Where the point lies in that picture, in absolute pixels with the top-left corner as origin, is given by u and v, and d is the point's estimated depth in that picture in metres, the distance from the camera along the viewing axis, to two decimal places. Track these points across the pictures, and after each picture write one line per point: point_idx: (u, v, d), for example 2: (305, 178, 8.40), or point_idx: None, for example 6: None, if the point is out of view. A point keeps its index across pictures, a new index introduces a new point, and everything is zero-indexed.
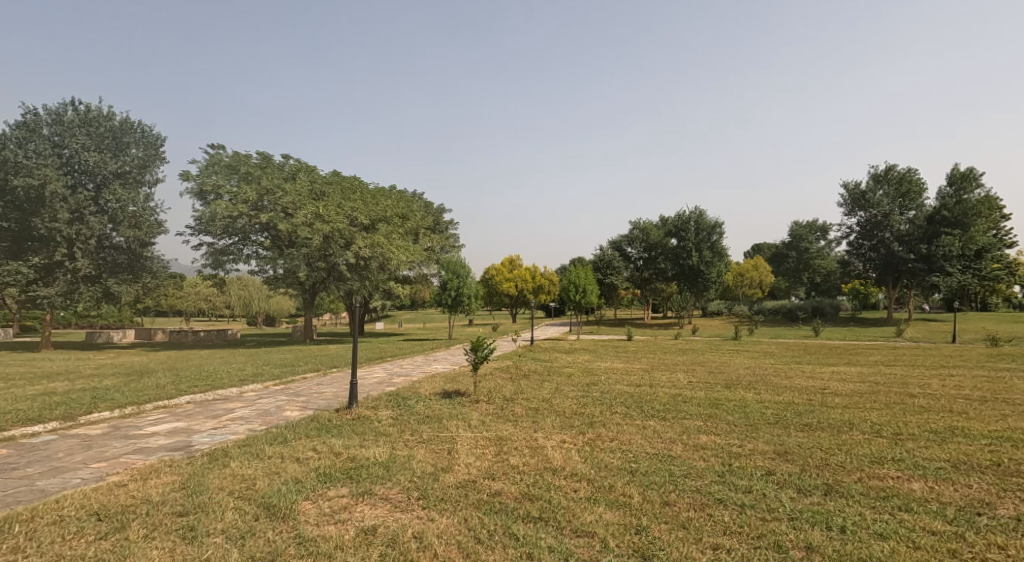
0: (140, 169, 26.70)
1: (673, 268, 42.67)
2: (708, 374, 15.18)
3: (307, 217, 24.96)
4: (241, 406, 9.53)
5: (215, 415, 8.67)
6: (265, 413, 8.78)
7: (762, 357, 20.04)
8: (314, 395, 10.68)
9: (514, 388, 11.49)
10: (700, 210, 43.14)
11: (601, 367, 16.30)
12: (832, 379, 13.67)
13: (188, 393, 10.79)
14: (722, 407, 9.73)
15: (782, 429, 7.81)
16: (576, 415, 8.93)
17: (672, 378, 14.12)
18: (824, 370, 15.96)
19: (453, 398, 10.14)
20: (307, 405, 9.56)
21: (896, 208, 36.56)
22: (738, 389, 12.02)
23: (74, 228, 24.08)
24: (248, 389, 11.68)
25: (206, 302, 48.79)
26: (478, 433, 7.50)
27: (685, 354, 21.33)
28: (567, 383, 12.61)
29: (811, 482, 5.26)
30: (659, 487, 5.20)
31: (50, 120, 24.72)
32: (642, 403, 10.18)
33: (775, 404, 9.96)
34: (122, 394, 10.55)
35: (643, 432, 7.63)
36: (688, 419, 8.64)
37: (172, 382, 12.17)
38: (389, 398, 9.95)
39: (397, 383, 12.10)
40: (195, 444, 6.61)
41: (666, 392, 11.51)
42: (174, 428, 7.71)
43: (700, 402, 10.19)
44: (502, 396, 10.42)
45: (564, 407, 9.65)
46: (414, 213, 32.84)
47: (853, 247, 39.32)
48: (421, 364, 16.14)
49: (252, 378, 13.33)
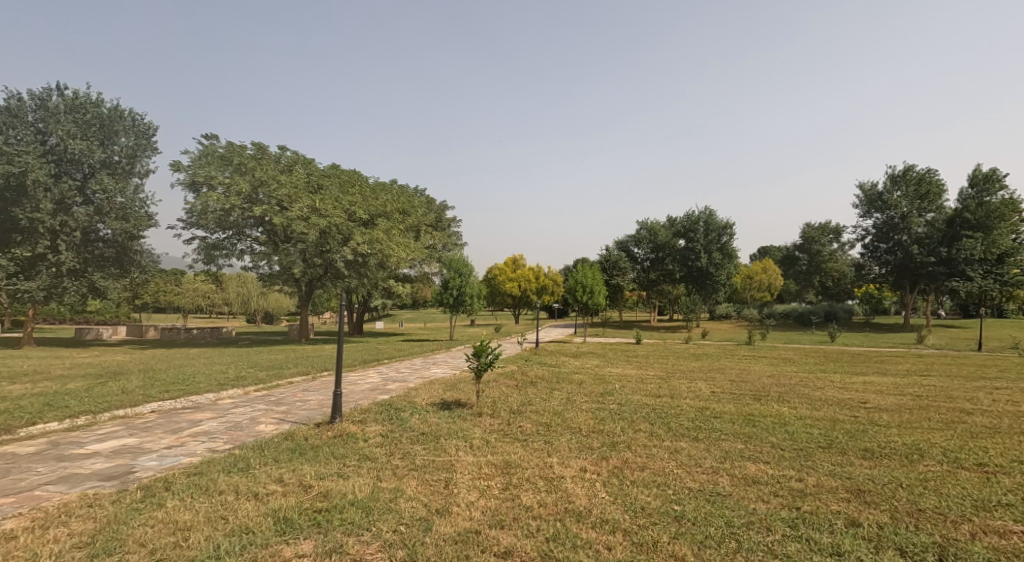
0: (129, 160, 25.81)
1: (682, 269, 41.42)
2: (730, 383, 13.97)
3: (303, 210, 23.72)
4: (209, 417, 8.32)
5: (177, 429, 7.46)
6: (234, 427, 7.57)
7: (782, 364, 18.74)
8: (298, 405, 9.46)
9: (521, 398, 10.26)
10: (710, 210, 41.90)
11: (613, 374, 15.10)
12: (869, 392, 12.42)
13: (155, 401, 9.53)
14: (761, 425, 8.47)
15: (841, 456, 6.62)
16: (595, 434, 7.73)
17: (694, 387, 12.86)
18: (854, 380, 14.70)
19: (453, 411, 8.94)
20: (285, 417, 8.33)
21: (914, 210, 35.28)
22: (771, 403, 10.80)
23: (59, 219, 23.00)
24: (227, 397, 10.44)
25: (205, 299, 47.30)
26: (482, 458, 6.31)
27: (700, 360, 20.07)
28: (579, 393, 11.37)
29: (915, 542, 4.10)
30: (717, 546, 4.04)
31: (34, 106, 23.61)
32: (667, 418, 8.95)
33: (819, 423, 8.70)
34: (78, 400, 9.31)
35: (678, 459, 6.43)
36: (725, 440, 7.40)
37: (141, 387, 10.95)
38: (380, 409, 8.74)
39: (390, 391, 10.87)
40: (136, 471, 5.43)
41: (692, 405, 10.25)
42: (122, 446, 6.51)
43: (733, 418, 8.95)
44: (508, 408, 9.20)
45: (579, 422, 8.45)
46: (416, 209, 31.64)
47: (868, 250, 38.02)
48: (419, 368, 14.87)
49: (234, 382, 12.13)
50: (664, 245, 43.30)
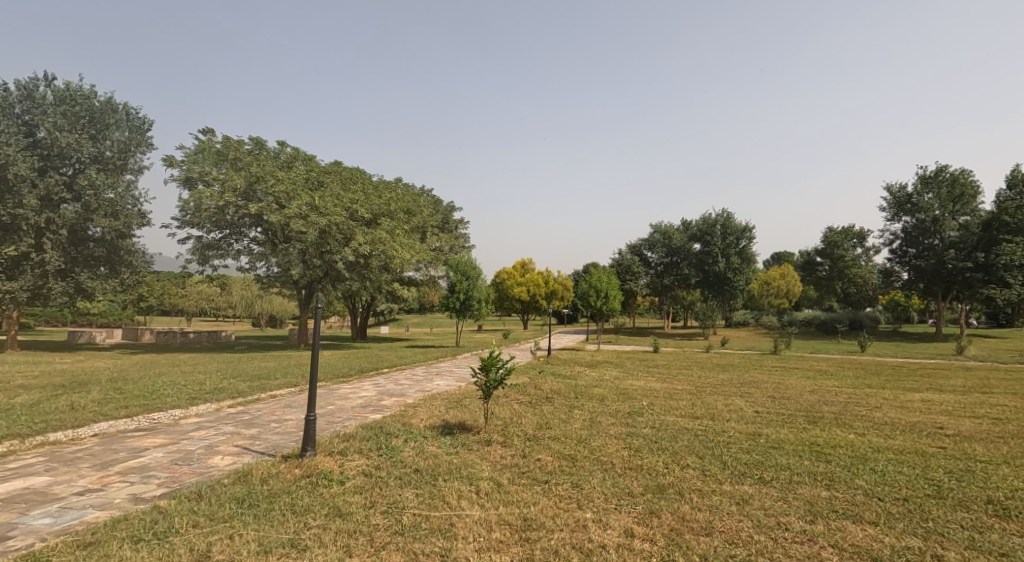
0: (122, 155, 24.56)
1: (698, 274, 39.75)
2: (771, 400, 12.29)
3: (301, 208, 22.27)
4: (159, 444, 6.81)
5: (108, 462, 5.93)
6: (181, 460, 6.04)
7: (820, 378, 17.01)
8: (272, 427, 7.91)
9: (537, 420, 8.68)
10: (728, 213, 40.13)
11: (636, 388, 13.50)
12: (940, 414, 10.69)
13: (103, 422, 8.02)
14: (836, 461, 6.82)
15: (970, 513, 5.01)
16: (633, 473, 6.15)
17: (732, 406, 11.19)
18: (911, 398, 12.97)
19: (456, 437, 7.39)
20: (250, 445, 6.77)
21: (947, 213, 33.35)
22: (832, 428, 9.13)
23: (44, 216, 21.78)
24: (193, 416, 8.94)
25: (209, 302, 46.27)
26: (492, 515, 4.75)
27: (727, 371, 18.39)
28: (603, 413, 9.77)
29: None
30: None
31: (20, 97, 22.39)
32: (717, 448, 7.32)
33: (905, 458, 7.05)
34: (10, 422, 7.81)
35: (754, 516, 4.82)
36: (802, 485, 5.80)
37: (97, 402, 9.49)
38: (368, 436, 7.18)
39: (384, 409, 9.30)
40: (11, 538, 3.93)
41: (739, 430, 8.59)
42: (20, 491, 4.96)
43: (798, 450, 7.31)
44: (523, 435, 7.63)
45: (610, 455, 6.87)
46: (422, 209, 30.15)
47: (896, 255, 36.14)
48: (420, 379, 13.33)
49: (208, 396, 10.69)
50: (679, 250, 41.77)
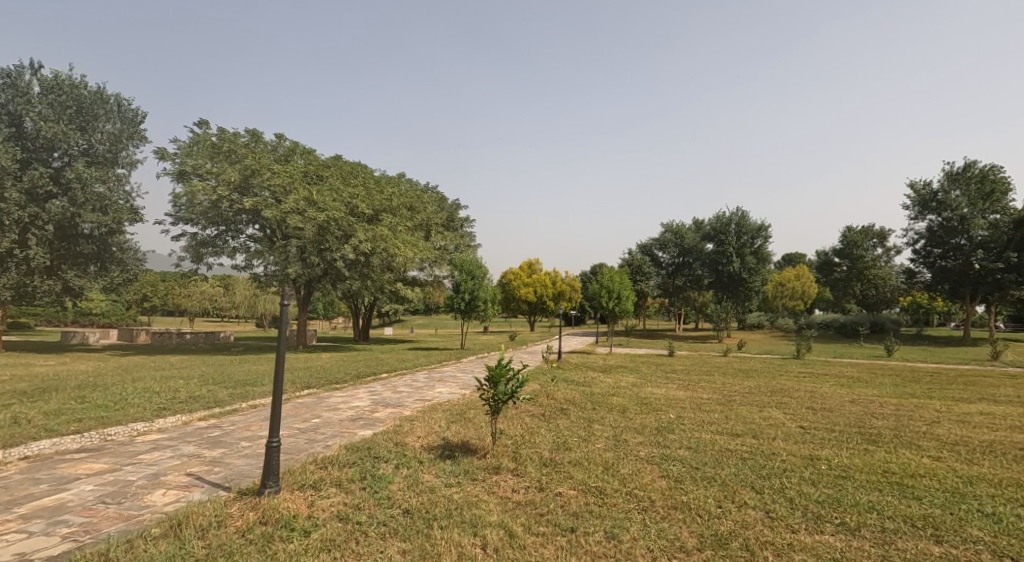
0: (113, 146, 23.36)
1: (710, 275, 38.52)
2: (812, 412, 10.93)
3: (298, 203, 21.17)
4: (94, 472, 5.57)
5: (17, 499, 4.70)
6: (109, 496, 4.81)
7: (856, 386, 15.60)
8: (240, 448, 6.64)
9: (553, 438, 7.40)
10: (743, 211, 38.40)
11: (658, 397, 12.19)
12: (1014, 431, 9.28)
13: (41, 440, 6.79)
14: (929, 498, 5.48)
15: None
16: (679, 515, 4.86)
17: (772, 420, 9.81)
18: (968, 411, 11.60)
19: (457, 463, 6.10)
20: (207, 473, 5.53)
21: (976, 211, 31.78)
22: (899, 449, 7.76)
23: (30, 210, 20.64)
24: (155, 431, 7.71)
25: (210, 302, 45.33)
26: None
27: (753, 379, 16.96)
28: (627, 429, 8.43)
29: None
30: None
31: (4, 85, 21.29)
32: (775, 479, 6.00)
33: (1011, 493, 5.71)
34: None
35: None
36: (906, 539, 4.48)
37: (48, 414, 8.27)
38: (349, 460, 5.90)
39: (376, 424, 8.04)
40: None
41: (793, 453, 7.23)
42: None
43: (875, 482, 5.96)
44: (539, 459, 6.35)
45: (647, 487, 5.57)
46: (426, 205, 29.04)
47: (920, 255, 34.59)
48: (420, 385, 12.03)
49: (180, 406, 9.43)
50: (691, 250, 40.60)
